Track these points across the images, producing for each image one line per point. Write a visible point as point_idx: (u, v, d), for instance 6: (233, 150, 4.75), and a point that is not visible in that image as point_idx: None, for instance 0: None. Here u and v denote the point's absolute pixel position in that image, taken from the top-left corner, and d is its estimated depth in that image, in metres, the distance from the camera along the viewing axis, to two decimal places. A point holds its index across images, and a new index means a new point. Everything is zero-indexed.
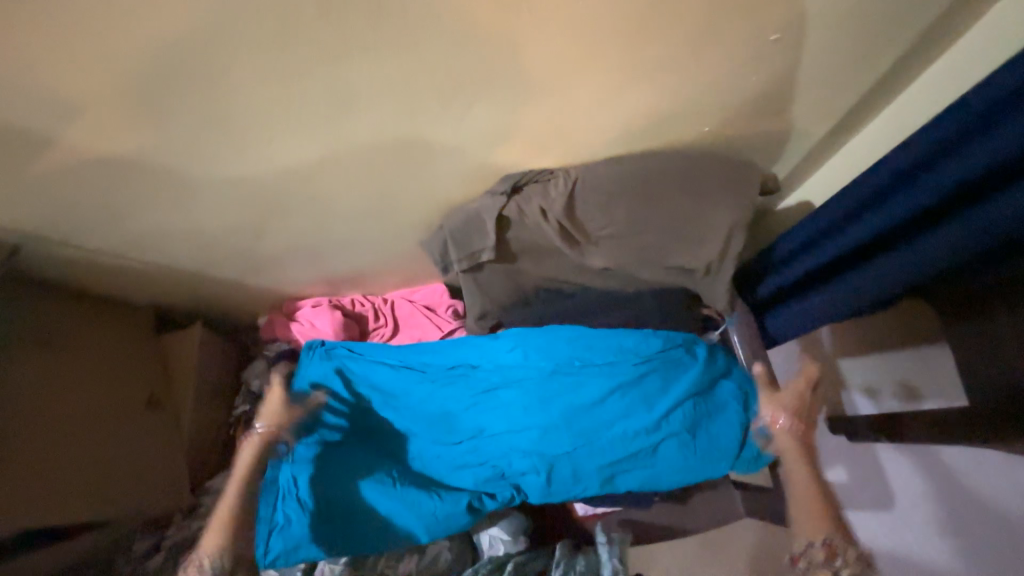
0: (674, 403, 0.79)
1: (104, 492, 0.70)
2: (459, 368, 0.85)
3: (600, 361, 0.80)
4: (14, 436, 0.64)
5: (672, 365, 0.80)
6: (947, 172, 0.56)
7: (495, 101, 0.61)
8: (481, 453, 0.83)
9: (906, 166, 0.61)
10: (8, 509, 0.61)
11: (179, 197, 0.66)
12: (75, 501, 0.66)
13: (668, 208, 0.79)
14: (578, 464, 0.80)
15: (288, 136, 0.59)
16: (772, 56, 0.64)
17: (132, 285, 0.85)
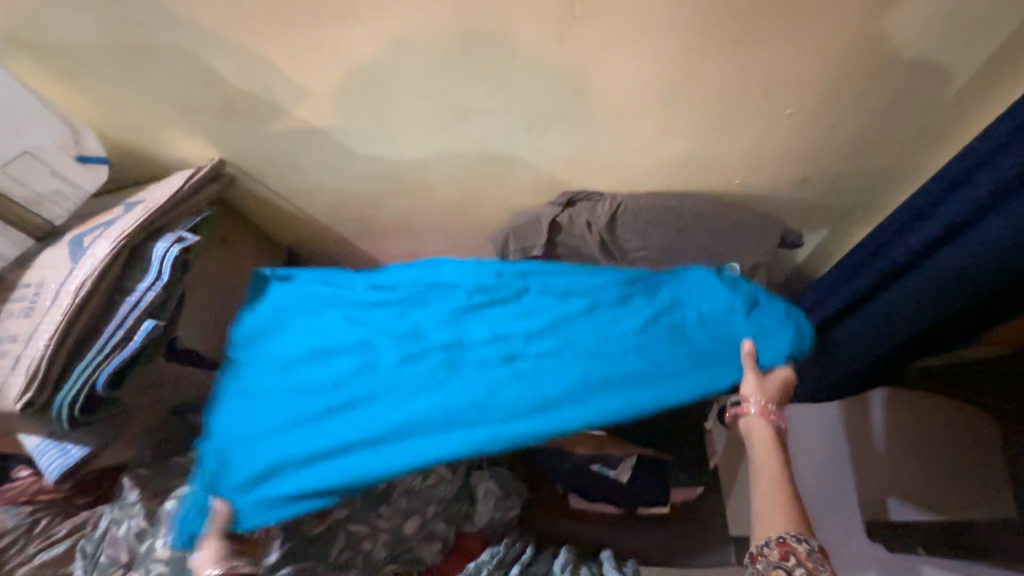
0: (686, 310, 0.74)
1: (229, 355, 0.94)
2: (428, 286, 0.82)
3: (575, 288, 0.79)
4: (194, 291, 0.92)
5: (662, 310, 0.75)
6: (966, 196, 0.65)
7: (566, 129, 0.83)
8: (439, 405, 0.70)
9: (923, 205, 0.71)
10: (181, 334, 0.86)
11: (339, 165, 0.95)
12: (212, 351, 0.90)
13: (695, 242, 0.95)
14: (560, 373, 0.70)
15: (418, 134, 0.86)
16: (789, 126, 0.79)
17: (282, 226, 1.16)
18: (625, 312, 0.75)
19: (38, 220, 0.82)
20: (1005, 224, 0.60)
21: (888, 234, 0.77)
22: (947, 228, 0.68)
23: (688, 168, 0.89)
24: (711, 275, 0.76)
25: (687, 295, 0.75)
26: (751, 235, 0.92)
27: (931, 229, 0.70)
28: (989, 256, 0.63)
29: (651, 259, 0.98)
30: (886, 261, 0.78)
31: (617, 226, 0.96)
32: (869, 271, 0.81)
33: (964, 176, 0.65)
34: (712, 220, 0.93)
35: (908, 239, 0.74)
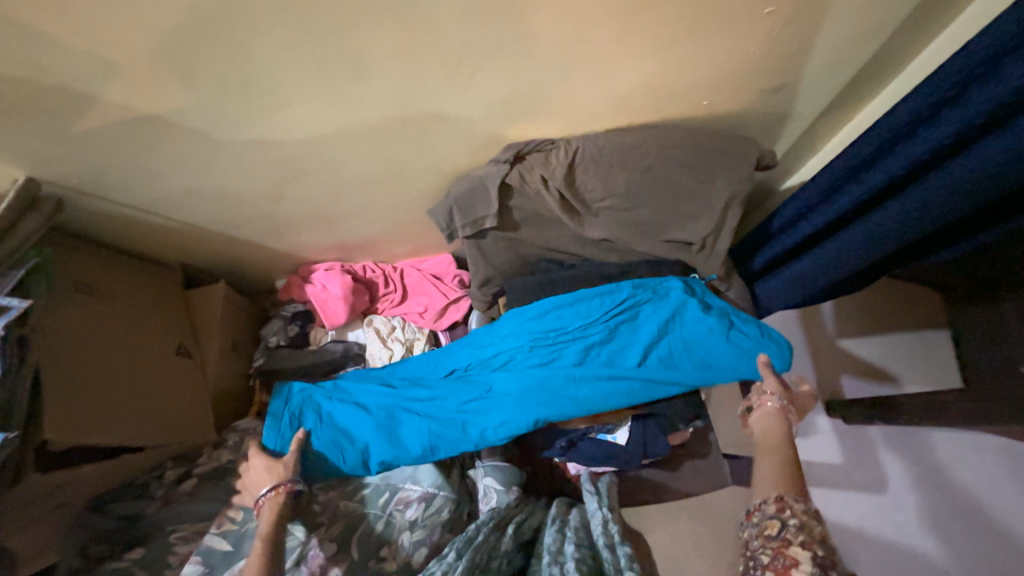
0: (674, 338, 0.85)
1: (134, 426, 0.76)
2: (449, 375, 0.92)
3: (571, 327, 0.86)
4: (63, 363, 0.70)
5: (648, 313, 0.86)
6: (950, 121, 0.56)
7: (496, 71, 0.64)
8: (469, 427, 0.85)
9: (907, 124, 0.62)
10: (67, 424, 0.67)
11: (208, 159, 0.72)
12: (115, 429, 0.73)
13: (663, 183, 0.83)
14: (565, 393, 0.84)
15: (304, 104, 0.64)
16: (766, 29, 0.64)
17: (161, 242, 0.91)
18: (614, 349, 0.85)
19: None
20: (984, 158, 0.53)
21: (868, 153, 0.69)
22: (923, 160, 0.60)
23: (648, 96, 0.74)
24: (693, 303, 0.84)
25: (676, 318, 0.84)
26: (723, 163, 0.82)
27: (935, 136, 0.58)
28: (962, 192, 0.57)
29: (617, 206, 0.86)
30: (878, 176, 0.67)
31: (575, 177, 0.83)
32: (860, 185, 0.70)
33: (960, 89, 0.55)
34: (679, 153, 0.81)
35: (906, 148, 0.62)
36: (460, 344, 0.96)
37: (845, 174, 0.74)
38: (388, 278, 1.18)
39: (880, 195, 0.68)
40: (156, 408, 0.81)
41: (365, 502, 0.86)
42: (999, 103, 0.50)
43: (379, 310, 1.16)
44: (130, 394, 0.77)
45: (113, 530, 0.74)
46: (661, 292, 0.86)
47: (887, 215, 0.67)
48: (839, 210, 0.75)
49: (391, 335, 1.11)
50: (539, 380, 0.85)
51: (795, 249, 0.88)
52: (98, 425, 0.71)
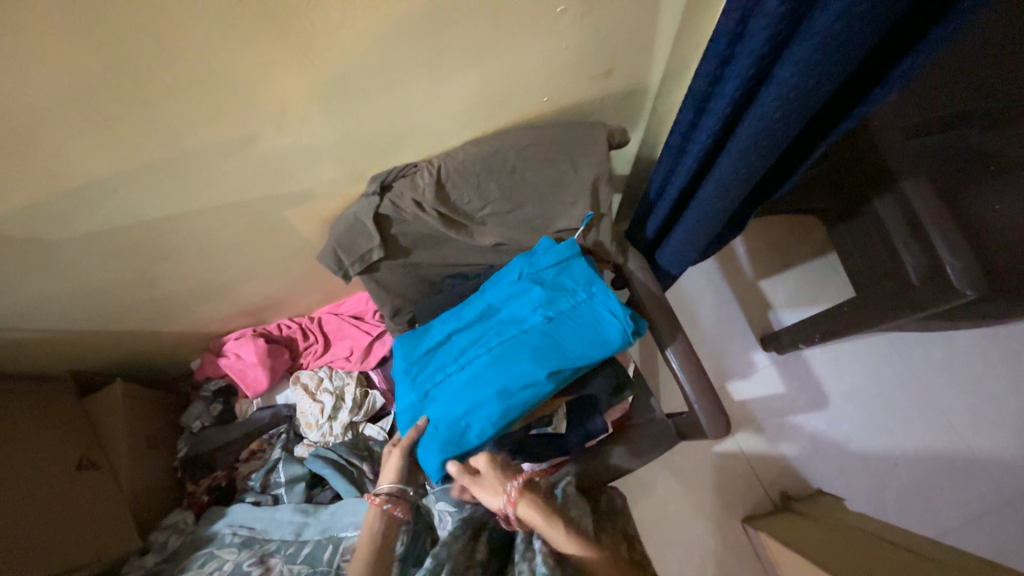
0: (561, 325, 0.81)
1: (32, 557, 0.72)
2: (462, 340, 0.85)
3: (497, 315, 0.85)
4: None
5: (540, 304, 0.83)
6: (733, 79, 0.63)
7: (326, 113, 0.66)
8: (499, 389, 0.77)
9: (706, 88, 0.69)
10: None
11: (55, 261, 0.69)
12: (18, 564, 0.71)
13: (533, 180, 0.87)
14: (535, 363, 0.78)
15: (137, 186, 0.63)
16: (568, 24, 0.69)
17: (39, 355, 0.86)
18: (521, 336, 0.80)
19: None
20: (772, 98, 0.59)
21: (692, 117, 0.75)
22: (729, 112, 0.67)
23: (487, 103, 0.78)
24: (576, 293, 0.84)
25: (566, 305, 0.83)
26: (580, 149, 0.87)
27: (725, 95, 0.65)
28: (772, 126, 0.63)
29: (497, 210, 0.89)
30: (704, 136, 0.74)
31: (448, 192, 0.85)
32: (696, 145, 0.77)
33: (730, 45, 0.62)
34: (537, 149, 0.85)
35: (711, 111, 0.70)
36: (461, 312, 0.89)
37: (684, 137, 0.80)
38: (307, 331, 1.16)
39: (713, 150, 0.76)
40: (64, 528, 0.77)
41: (309, 562, 0.82)
42: (758, 56, 0.57)
43: (304, 365, 1.14)
44: (24, 529, 0.73)
45: None
46: (591, 286, 0.83)
47: (727, 162, 0.73)
48: (689, 169, 0.81)
49: (320, 386, 1.09)
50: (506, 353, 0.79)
51: (676, 210, 0.95)
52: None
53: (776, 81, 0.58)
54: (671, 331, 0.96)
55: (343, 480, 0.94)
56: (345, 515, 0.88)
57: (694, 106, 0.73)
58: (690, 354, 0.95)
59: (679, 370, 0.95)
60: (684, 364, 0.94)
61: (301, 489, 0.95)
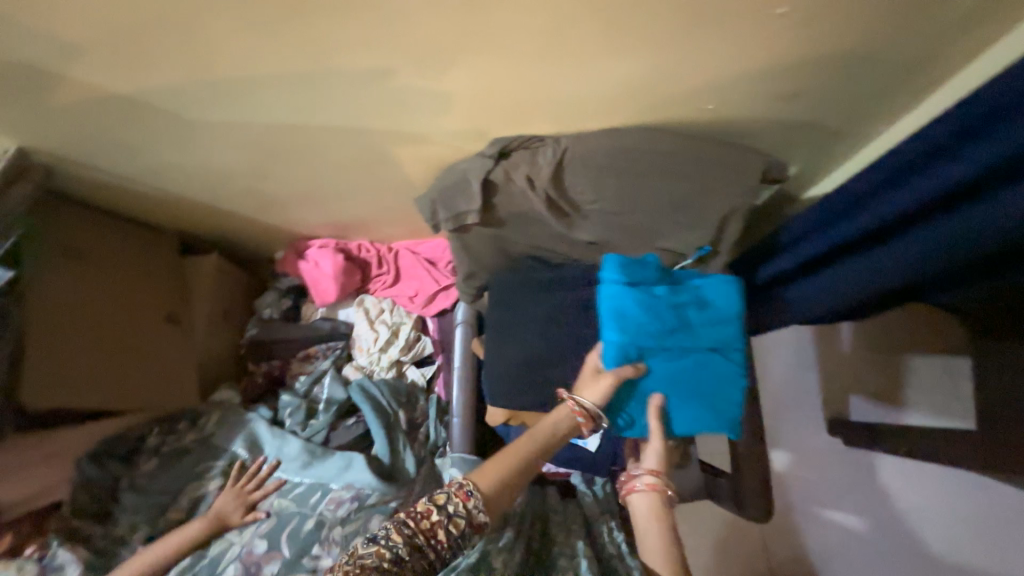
0: (694, 367, 0.74)
1: (111, 391, 0.80)
2: (627, 305, 0.72)
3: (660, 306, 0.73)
4: (58, 335, 0.74)
5: (699, 330, 0.74)
6: (940, 177, 0.49)
7: (474, 66, 0.59)
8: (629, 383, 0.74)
9: (896, 169, 0.55)
10: (57, 387, 0.73)
11: (184, 138, 0.71)
12: (99, 395, 0.78)
13: (659, 190, 0.78)
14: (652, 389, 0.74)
15: (270, 91, 0.61)
16: (778, 31, 0.57)
17: (157, 210, 0.93)
18: (664, 351, 0.73)
19: None
20: (977, 224, 0.46)
21: (855, 196, 0.62)
22: (910, 212, 0.53)
23: (644, 93, 0.68)
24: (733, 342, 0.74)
25: (713, 350, 0.74)
26: (725, 173, 0.76)
27: (917, 193, 0.52)
28: (953, 255, 0.49)
29: (607, 210, 0.81)
30: (858, 224, 0.61)
31: (564, 177, 0.78)
32: (841, 228, 0.64)
33: (955, 139, 0.48)
34: (676, 158, 0.75)
35: (889, 201, 0.56)
36: (636, 272, 0.73)
37: (832, 214, 0.67)
38: (382, 259, 1.19)
39: (859, 244, 0.63)
40: (139, 372, 0.84)
41: (298, 501, 0.86)
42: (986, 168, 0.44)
43: (371, 291, 1.18)
44: (108, 365, 0.80)
45: (97, 486, 0.87)
46: (733, 352, 0.74)
47: (870, 266, 0.60)
48: (821, 249, 0.69)
49: (378, 316, 1.13)
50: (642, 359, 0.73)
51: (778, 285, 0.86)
52: (77, 387, 0.75)
53: (989, 209, 0.45)
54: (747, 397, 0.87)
55: (377, 423, 0.98)
56: (335, 465, 0.90)
57: (870, 185, 0.59)
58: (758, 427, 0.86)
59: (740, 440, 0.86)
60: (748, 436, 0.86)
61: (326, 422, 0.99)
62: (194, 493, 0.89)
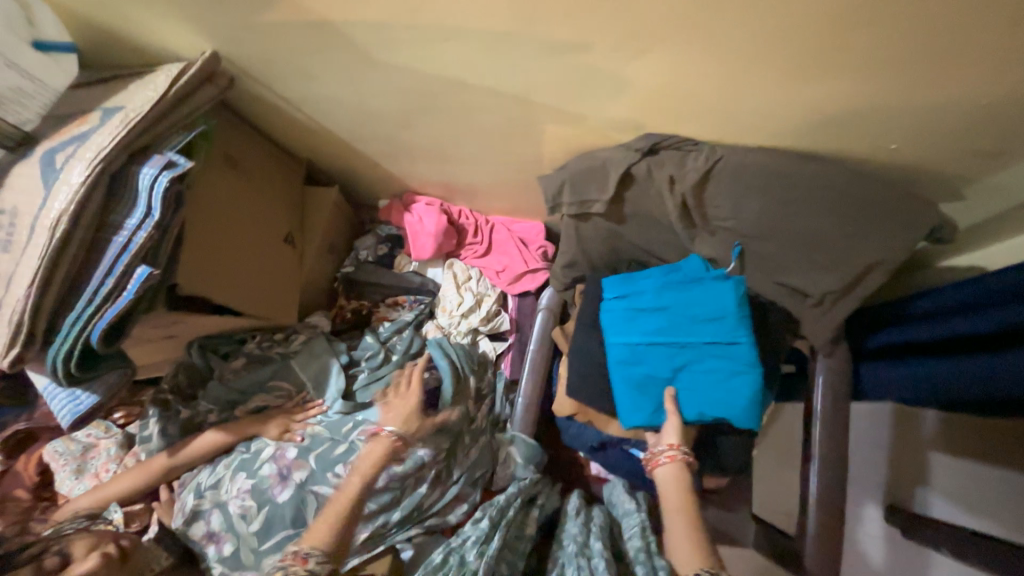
0: (702, 364, 0.76)
1: (243, 293, 0.82)
2: (626, 302, 0.82)
3: (639, 298, 0.81)
4: (210, 229, 0.76)
5: (670, 312, 0.78)
6: None
7: (669, 56, 0.59)
8: (646, 382, 0.79)
9: None
10: (206, 279, 0.74)
11: (357, 75, 0.74)
12: (236, 296, 0.80)
13: (804, 222, 0.74)
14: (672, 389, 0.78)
15: (459, 46, 0.62)
16: (1010, 76, 0.53)
17: (296, 137, 0.98)
18: (641, 337, 0.80)
19: (6, 124, 0.66)
20: None
21: None
22: None
23: (826, 118, 0.65)
24: (697, 320, 0.76)
25: (692, 336, 0.77)
26: (884, 220, 0.71)
27: None
28: None
29: (736, 231, 0.79)
30: None
31: (706, 188, 0.76)
32: None
33: None
34: (835, 194, 0.71)
35: None
36: (647, 273, 0.81)
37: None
38: (479, 229, 1.20)
39: None
40: (264, 282, 0.87)
41: (332, 429, 0.95)
42: None
43: (460, 257, 1.20)
44: (242, 267, 0.82)
45: (197, 370, 0.95)
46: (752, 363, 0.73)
47: None
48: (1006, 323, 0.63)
49: (465, 283, 1.14)
50: (665, 360, 0.78)
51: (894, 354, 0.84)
52: (217, 284, 0.76)
53: None
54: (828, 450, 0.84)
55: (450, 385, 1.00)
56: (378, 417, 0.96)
57: None
58: (835, 474, 0.85)
59: (814, 479, 0.86)
60: (822, 477, 0.85)
61: (391, 374, 1.01)
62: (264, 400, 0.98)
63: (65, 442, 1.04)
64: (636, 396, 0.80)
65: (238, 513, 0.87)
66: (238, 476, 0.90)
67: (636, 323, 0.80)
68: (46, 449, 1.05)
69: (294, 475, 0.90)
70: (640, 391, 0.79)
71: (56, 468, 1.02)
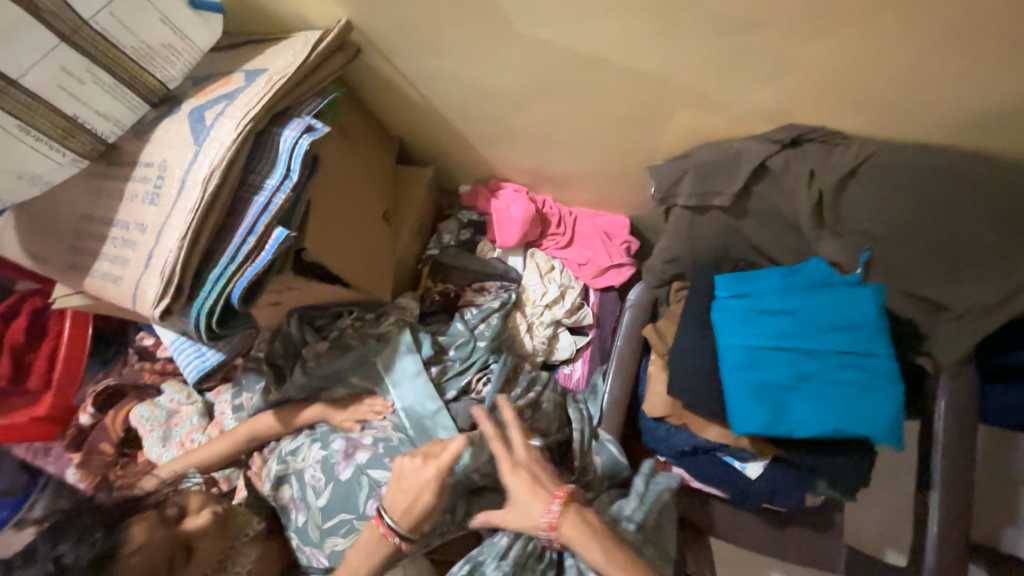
0: (835, 373, 0.72)
1: (353, 265, 0.81)
2: (747, 305, 0.79)
3: (764, 302, 0.78)
4: (328, 196, 0.76)
5: (801, 321, 0.75)
6: None
7: (850, 31, 0.58)
8: (770, 387, 0.74)
9: None
10: (325, 243, 0.74)
11: (492, 45, 0.73)
12: (349, 266, 0.80)
13: (961, 229, 0.68)
14: (799, 397, 0.73)
15: (622, 11, 0.62)
16: None
17: (399, 116, 0.98)
18: (767, 342, 0.75)
19: (153, 79, 0.65)
20: None
21: None
22: None
23: (1005, 111, 0.61)
24: (833, 328, 0.73)
25: (827, 347, 0.73)
26: None
27: None
28: None
29: (872, 234, 0.73)
30: None
31: (848, 185, 0.71)
32: None
33: None
34: (1002, 200, 0.65)
35: None
36: (772, 277, 0.79)
37: None
38: (562, 220, 1.16)
39: None
40: (369, 256, 0.86)
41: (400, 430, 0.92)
42: None
43: (541, 248, 1.17)
44: (355, 238, 0.82)
45: (289, 344, 0.95)
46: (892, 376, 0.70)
47: None
48: None
49: (548, 274, 1.12)
50: (792, 365, 0.74)
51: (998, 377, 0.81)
52: (337, 253, 0.76)
53: None
54: (950, 465, 0.80)
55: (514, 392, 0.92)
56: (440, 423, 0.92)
57: None
58: (957, 496, 0.80)
59: (933, 499, 0.81)
60: (942, 497, 0.80)
61: (472, 375, 0.98)
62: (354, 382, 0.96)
63: (149, 407, 1.07)
64: (759, 401, 0.74)
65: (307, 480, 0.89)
66: (313, 445, 0.92)
67: (759, 326, 0.77)
68: (132, 413, 1.07)
69: (355, 457, 0.88)
70: (763, 397, 0.74)
71: (143, 434, 1.05)
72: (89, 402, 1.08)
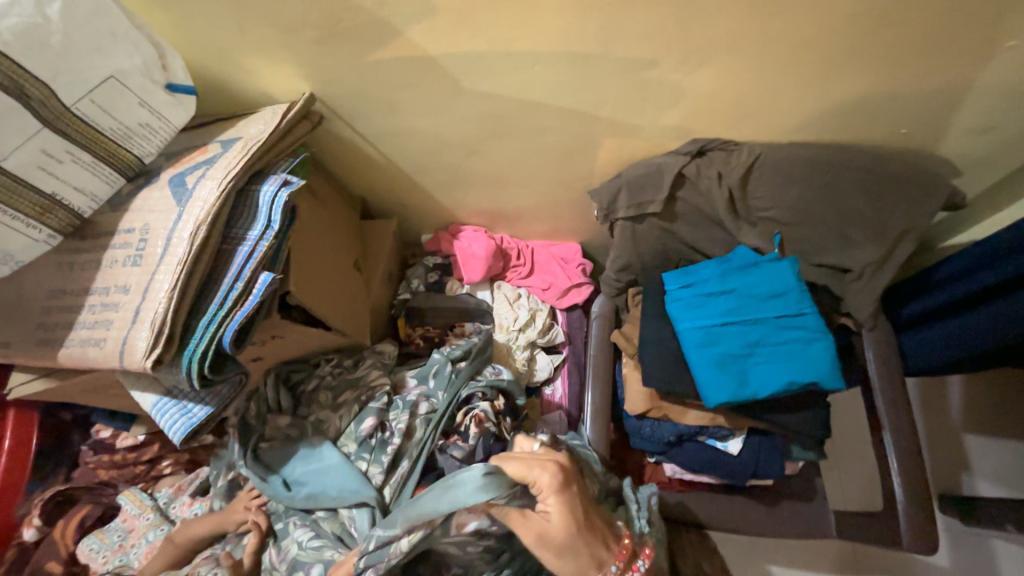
0: (777, 336, 0.83)
1: (333, 308, 0.84)
2: (694, 292, 0.90)
3: (707, 287, 0.89)
4: (305, 246, 0.81)
5: (741, 297, 0.86)
6: None
7: (717, 66, 0.74)
8: (728, 358, 0.84)
9: None
10: (306, 287, 0.78)
11: (440, 102, 0.85)
12: (330, 309, 0.83)
13: (841, 203, 0.85)
14: (754, 362, 0.83)
15: (543, 66, 0.76)
16: (983, 64, 0.70)
17: (360, 175, 1.07)
18: (716, 320, 0.86)
19: (129, 156, 0.70)
20: None
21: None
22: None
23: (844, 110, 0.80)
24: (767, 298, 0.85)
25: (765, 315, 0.84)
26: (905, 192, 0.82)
27: None
28: None
29: (778, 219, 0.88)
30: None
31: (749, 181, 0.87)
32: None
33: None
34: (864, 176, 0.83)
35: None
36: (709, 266, 0.91)
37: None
38: (520, 253, 1.25)
39: None
40: (347, 301, 0.90)
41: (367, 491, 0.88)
42: None
43: (506, 280, 1.25)
44: (333, 284, 0.86)
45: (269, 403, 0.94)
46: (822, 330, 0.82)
47: None
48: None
49: (516, 301, 1.19)
50: (741, 336, 0.84)
51: (904, 326, 0.96)
52: (316, 297, 0.80)
53: None
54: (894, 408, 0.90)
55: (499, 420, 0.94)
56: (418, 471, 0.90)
57: None
58: (906, 432, 0.90)
59: (888, 439, 0.91)
60: (893, 435, 0.90)
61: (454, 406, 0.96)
62: (337, 427, 0.94)
63: (98, 537, 0.98)
64: (722, 372, 0.83)
65: (346, 521, 0.86)
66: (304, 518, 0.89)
67: (708, 307, 0.88)
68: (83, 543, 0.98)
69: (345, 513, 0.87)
70: (724, 368, 0.83)
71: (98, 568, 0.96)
72: (36, 510, 0.98)
